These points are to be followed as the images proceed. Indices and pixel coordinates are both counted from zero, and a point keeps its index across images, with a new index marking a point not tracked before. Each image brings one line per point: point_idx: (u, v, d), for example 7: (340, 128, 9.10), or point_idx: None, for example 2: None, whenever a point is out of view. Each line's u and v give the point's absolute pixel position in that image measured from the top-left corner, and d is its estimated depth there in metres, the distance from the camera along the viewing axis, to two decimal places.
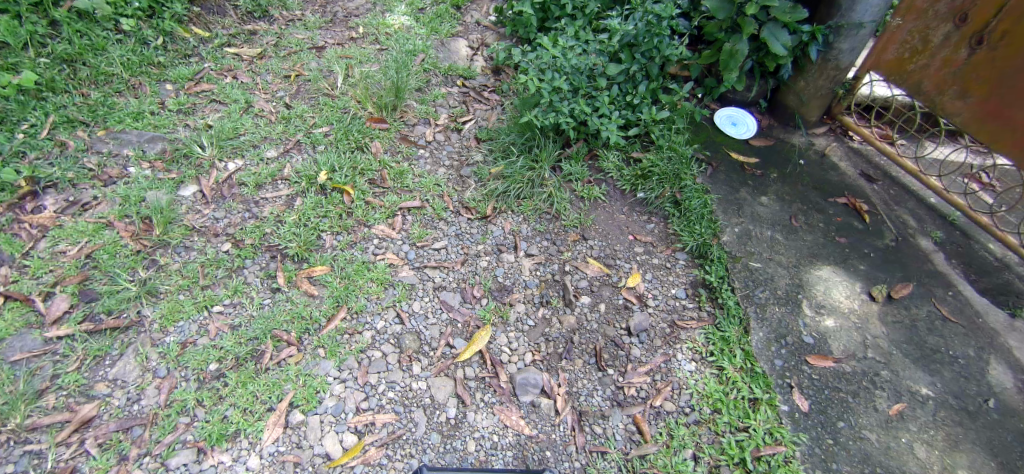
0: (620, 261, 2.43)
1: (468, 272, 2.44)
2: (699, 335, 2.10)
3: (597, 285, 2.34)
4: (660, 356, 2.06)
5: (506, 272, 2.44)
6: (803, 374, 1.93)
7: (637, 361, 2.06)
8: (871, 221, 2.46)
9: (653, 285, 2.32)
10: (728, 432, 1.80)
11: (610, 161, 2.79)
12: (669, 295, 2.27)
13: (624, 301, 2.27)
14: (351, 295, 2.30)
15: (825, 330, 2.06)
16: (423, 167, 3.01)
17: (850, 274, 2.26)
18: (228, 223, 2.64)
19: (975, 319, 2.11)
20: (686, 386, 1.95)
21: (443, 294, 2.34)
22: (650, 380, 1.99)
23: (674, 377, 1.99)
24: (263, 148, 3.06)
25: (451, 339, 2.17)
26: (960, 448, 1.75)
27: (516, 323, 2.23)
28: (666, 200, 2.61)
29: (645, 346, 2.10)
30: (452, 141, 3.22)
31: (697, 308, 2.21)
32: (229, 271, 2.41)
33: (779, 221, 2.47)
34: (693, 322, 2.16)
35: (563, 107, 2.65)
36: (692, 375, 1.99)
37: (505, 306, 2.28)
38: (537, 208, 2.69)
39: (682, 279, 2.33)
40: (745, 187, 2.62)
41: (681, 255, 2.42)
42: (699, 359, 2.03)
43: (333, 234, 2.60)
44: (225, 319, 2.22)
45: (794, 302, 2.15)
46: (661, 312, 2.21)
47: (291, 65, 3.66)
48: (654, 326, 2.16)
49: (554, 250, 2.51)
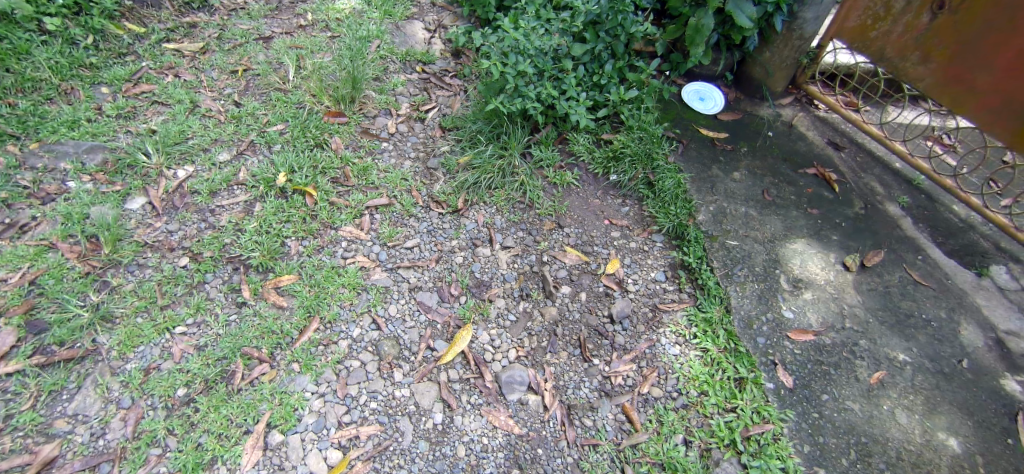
0: (598, 247, 2.39)
1: (443, 269, 2.37)
2: (680, 318, 2.10)
3: (576, 273, 2.31)
4: (644, 342, 2.05)
5: (483, 266, 2.37)
6: (785, 350, 1.95)
7: (621, 349, 2.04)
8: (840, 190, 2.49)
9: (632, 270, 2.29)
10: (716, 413, 1.82)
11: (581, 144, 2.73)
12: (648, 279, 2.25)
13: (604, 288, 2.24)
14: (323, 304, 2.20)
15: (804, 303, 2.09)
16: (387, 161, 2.90)
17: (824, 245, 2.29)
18: (182, 235, 2.48)
19: (945, 282, 2.17)
20: (672, 370, 1.95)
21: (419, 295, 2.27)
22: (636, 367, 1.98)
23: (659, 363, 1.98)
24: (214, 151, 2.87)
25: (432, 341, 2.11)
26: (938, 411, 1.81)
27: (497, 319, 2.18)
28: (639, 182, 2.58)
29: (629, 333, 2.09)
30: (416, 131, 3.10)
31: (677, 290, 2.20)
32: (189, 288, 2.27)
33: (752, 197, 2.46)
34: (675, 305, 2.16)
35: (529, 91, 2.56)
36: (677, 359, 1.98)
37: (484, 303, 2.23)
38: (509, 199, 2.62)
39: (661, 261, 2.31)
40: (717, 164, 2.61)
41: (658, 238, 2.40)
42: (684, 342, 2.03)
43: (298, 240, 2.47)
44: (189, 340, 2.09)
45: (772, 278, 2.17)
46: (642, 297, 2.19)
47: (237, 58, 3.44)
48: (636, 311, 2.15)
49: (531, 240, 2.46)
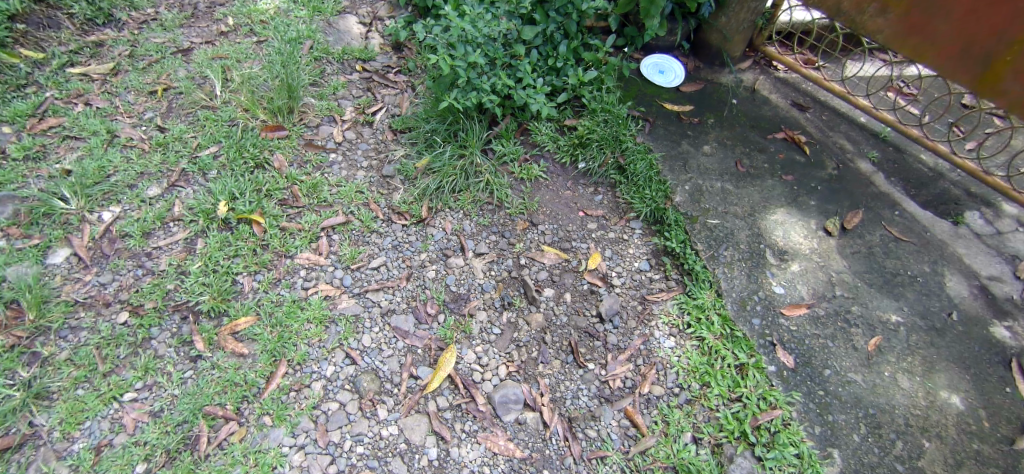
0: (576, 242, 2.29)
1: (416, 286, 2.21)
2: (671, 308, 2.03)
3: (557, 273, 2.19)
4: (637, 338, 1.97)
5: (458, 277, 2.23)
6: (781, 329, 1.90)
7: (615, 349, 1.96)
8: (811, 152, 2.46)
9: (615, 262, 2.20)
10: (722, 405, 1.76)
11: (543, 133, 2.59)
12: (632, 270, 2.16)
13: (589, 286, 2.14)
14: (288, 345, 2.00)
15: (793, 276, 2.04)
16: (338, 174, 2.69)
17: (803, 212, 2.25)
18: (118, 286, 2.21)
19: (924, 235, 2.17)
20: (670, 364, 1.88)
21: (393, 320, 2.10)
22: (633, 367, 1.90)
23: (656, 358, 1.91)
24: (142, 186, 2.58)
25: (415, 369, 1.95)
26: (936, 369, 1.82)
27: (481, 334, 2.04)
28: (610, 167, 2.46)
29: (620, 331, 2.00)
30: (365, 137, 2.89)
31: (664, 278, 2.12)
32: (133, 347, 2.01)
33: (726, 170, 2.38)
34: (663, 294, 2.08)
35: (483, 83, 2.39)
36: (674, 352, 1.91)
37: (465, 319, 2.08)
38: (477, 203, 2.47)
39: (642, 249, 2.22)
40: (686, 139, 2.51)
41: (636, 225, 2.30)
42: (678, 333, 1.97)
43: (251, 275, 2.25)
44: (142, 407, 1.85)
45: (758, 253, 2.11)
46: (629, 290, 2.10)
47: (155, 76, 3.10)
48: (625, 306, 2.06)
49: (505, 244, 2.32)
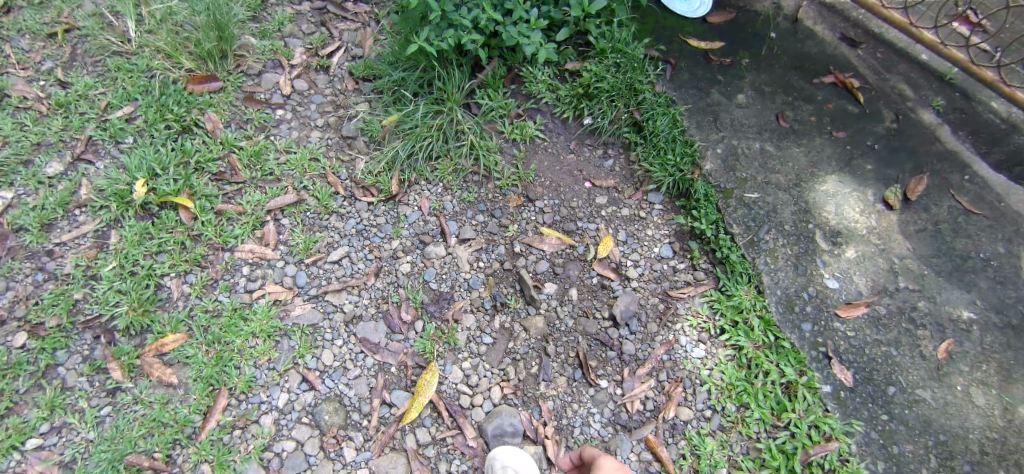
0: (581, 223, 1.88)
1: (387, 284, 1.79)
2: (700, 307, 1.69)
3: (560, 264, 1.81)
4: (659, 347, 1.65)
5: (439, 270, 1.82)
6: (837, 335, 1.59)
7: (633, 362, 1.63)
8: (865, 101, 2.01)
9: (629, 248, 1.82)
10: (764, 434, 1.48)
11: (540, 81, 2.07)
12: (652, 258, 1.80)
13: (598, 279, 1.78)
14: (227, 369, 1.60)
15: (849, 265, 1.70)
16: (287, 136, 2.18)
17: (858, 180, 1.87)
18: (12, 298, 1.72)
19: (997, 205, 1.79)
20: (700, 380, 1.58)
21: (360, 329, 1.71)
22: (656, 384, 1.59)
23: (683, 373, 1.60)
24: (38, 162, 2.01)
25: (388, 394, 1.59)
26: (1015, 379, 1.51)
27: (469, 345, 1.68)
28: (623, 124, 1.99)
29: (638, 338, 1.66)
30: (320, 87, 2.35)
31: (690, 268, 1.77)
32: (35, 379, 1.59)
33: (766, 126, 1.95)
34: (690, 289, 1.73)
35: (463, 18, 1.85)
36: (704, 364, 1.61)
37: (449, 326, 1.70)
38: (458, 173, 2.01)
39: (663, 230, 1.84)
40: (716, 86, 2.03)
41: (655, 199, 1.89)
42: (710, 342, 1.64)
43: (181, 276, 1.78)
44: (49, 458, 1.47)
45: (808, 237, 1.74)
46: (648, 284, 1.75)
47: (54, 13, 2.46)
48: (644, 305, 1.72)
49: (495, 226, 1.89)
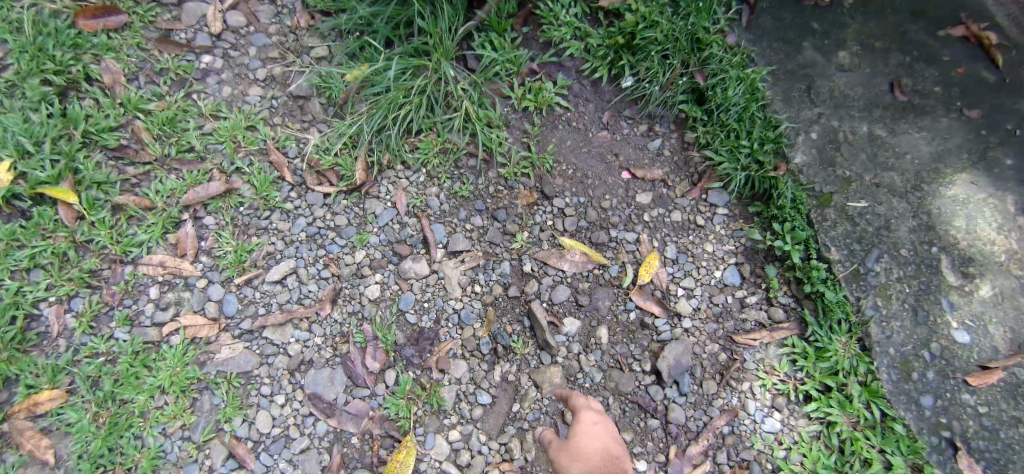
0: (613, 232, 1.38)
1: (347, 316, 1.30)
2: (777, 361, 1.27)
3: (584, 292, 1.33)
4: (718, 415, 1.23)
5: (420, 296, 1.32)
6: (966, 413, 1.18)
7: (683, 436, 1.22)
8: (1007, 65, 1.39)
9: (677, 271, 1.35)
10: None
11: (562, 23, 1.47)
12: (712, 285, 1.34)
13: (638, 315, 1.31)
14: (123, 441, 1.15)
15: (984, 308, 1.24)
16: (218, 94, 1.54)
17: (993, 182, 1.33)
18: None
19: None
20: (773, 464, 1.19)
21: (308, 379, 1.24)
22: (713, 467, 1.19)
23: (750, 453, 1.20)
24: None
25: None
26: None
27: (457, 406, 1.23)
28: (681, 90, 1.45)
29: (691, 402, 1.24)
30: (262, 20, 1.65)
31: (763, 302, 1.33)
32: None
33: (876, 101, 1.43)
34: (762, 333, 1.30)
35: None
36: (779, 441, 1.21)
37: (432, 379, 1.25)
38: (447, 154, 1.46)
39: (728, 246, 1.38)
40: (807, 36, 1.51)
41: (719, 201, 1.42)
42: (789, 410, 1.24)
43: (63, 303, 1.28)
44: None
45: (931, 267, 1.28)
46: (705, 325, 1.30)
47: None
48: (699, 356, 1.27)
49: (499, 235, 1.38)
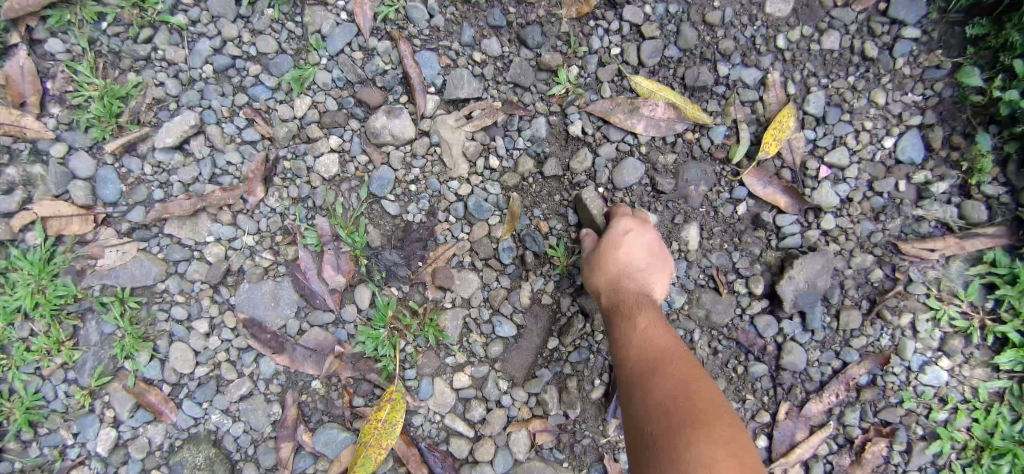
0: (720, 67, 0.82)
1: (290, 204, 0.83)
2: (961, 285, 0.83)
3: (665, 171, 0.82)
4: (857, 361, 0.82)
5: (403, 174, 0.83)
6: None
7: (800, 387, 0.82)
8: None
9: (822, 137, 0.83)
10: None
11: None
12: (875, 162, 0.83)
13: (750, 209, 0.83)
14: None
15: None
16: None
17: None
18: None
19: None
20: (926, 429, 0.82)
21: (241, 299, 0.82)
22: (838, 431, 0.83)
23: (897, 413, 0.82)
24: None
25: (311, 436, 0.81)
26: None
27: (467, 341, 0.82)
28: None
29: (818, 340, 0.82)
30: None
31: (951, 190, 0.83)
32: None
33: None
34: (947, 239, 0.82)
35: None
36: (942, 398, 0.82)
37: (427, 302, 0.82)
38: None
39: (910, 96, 0.83)
40: None
41: (908, 15, 0.82)
42: (964, 356, 0.82)
43: None
44: None
45: None
46: (856, 224, 0.83)
47: None
48: (839, 274, 0.82)
49: (531, 74, 0.82)
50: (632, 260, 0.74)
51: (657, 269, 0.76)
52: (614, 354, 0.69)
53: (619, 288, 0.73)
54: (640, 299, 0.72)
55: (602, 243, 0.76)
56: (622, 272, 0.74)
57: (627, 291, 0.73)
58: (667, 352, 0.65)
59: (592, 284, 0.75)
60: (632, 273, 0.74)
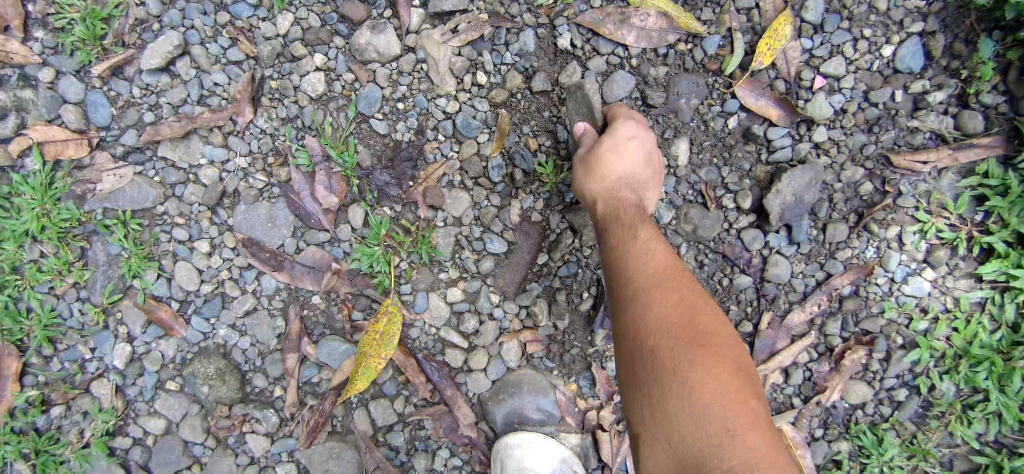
0: None
1: (280, 125, 0.83)
2: (951, 198, 0.82)
3: (656, 84, 0.81)
4: (841, 272, 0.84)
5: (390, 93, 0.82)
6: None
7: (784, 298, 0.84)
8: None
9: (819, 46, 0.80)
10: (993, 436, 0.85)
11: None
12: (873, 71, 0.81)
13: (740, 122, 0.82)
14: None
15: None
16: None
17: None
18: None
19: None
20: (905, 337, 0.85)
21: (240, 220, 0.84)
22: (819, 340, 0.85)
23: (879, 322, 0.84)
24: None
25: (313, 349, 0.85)
26: None
27: (459, 257, 0.84)
28: None
29: (803, 253, 0.83)
30: None
31: (949, 99, 0.81)
32: None
33: None
34: (941, 150, 0.81)
35: None
36: (924, 307, 0.84)
37: (419, 220, 0.84)
38: None
39: (912, 1, 0.80)
40: None
41: None
42: (948, 267, 0.84)
43: None
44: None
45: None
46: (848, 137, 0.82)
47: None
48: (828, 187, 0.82)
49: None
50: (632, 168, 0.73)
51: (651, 182, 0.75)
52: (609, 260, 0.68)
53: (617, 196, 0.71)
54: (637, 210, 0.71)
55: (604, 146, 0.72)
56: (621, 181, 0.72)
57: (625, 201, 0.71)
58: (668, 267, 0.64)
59: (588, 187, 0.73)
60: (630, 183, 0.73)
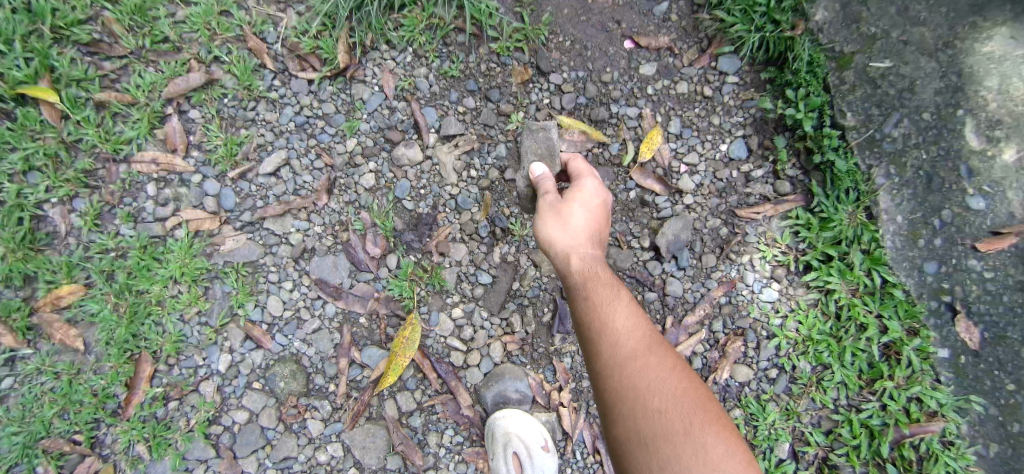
0: (613, 108, 1.31)
1: (345, 205, 1.29)
2: (779, 234, 1.26)
3: None
4: (715, 287, 1.25)
5: (415, 184, 1.30)
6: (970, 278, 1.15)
7: (680, 307, 1.25)
8: None
9: (681, 146, 1.30)
10: (842, 400, 1.19)
11: None
12: (717, 160, 1.30)
13: (638, 194, 1.29)
14: (145, 326, 1.21)
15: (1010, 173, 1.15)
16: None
17: None
18: None
19: None
20: (767, 331, 1.23)
21: (314, 265, 1.27)
22: (708, 336, 1.24)
23: (747, 321, 1.24)
24: None
25: (360, 353, 1.22)
26: None
27: (460, 287, 1.25)
28: None
29: (688, 275, 1.25)
30: None
31: (767, 174, 1.28)
32: None
33: None
34: (766, 205, 1.27)
35: None
36: (777, 309, 1.23)
37: (433, 262, 1.26)
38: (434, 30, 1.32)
39: (736, 118, 1.31)
40: None
41: (730, 69, 1.30)
42: (788, 281, 1.25)
43: (65, 203, 1.24)
44: None
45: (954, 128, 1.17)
46: (707, 200, 1.28)
47: None
48: (698, 232, 1.27)
49: (495, 117, 1.32)
50: (594, 224, 1.02)
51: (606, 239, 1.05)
52: (602, 320, 0.92)
53: (591, 255, 0.99)
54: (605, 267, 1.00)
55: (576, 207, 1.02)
56: (591, 241, 1.01)
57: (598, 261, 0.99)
58: (649, 337, 0.92)
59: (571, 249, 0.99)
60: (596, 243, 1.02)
